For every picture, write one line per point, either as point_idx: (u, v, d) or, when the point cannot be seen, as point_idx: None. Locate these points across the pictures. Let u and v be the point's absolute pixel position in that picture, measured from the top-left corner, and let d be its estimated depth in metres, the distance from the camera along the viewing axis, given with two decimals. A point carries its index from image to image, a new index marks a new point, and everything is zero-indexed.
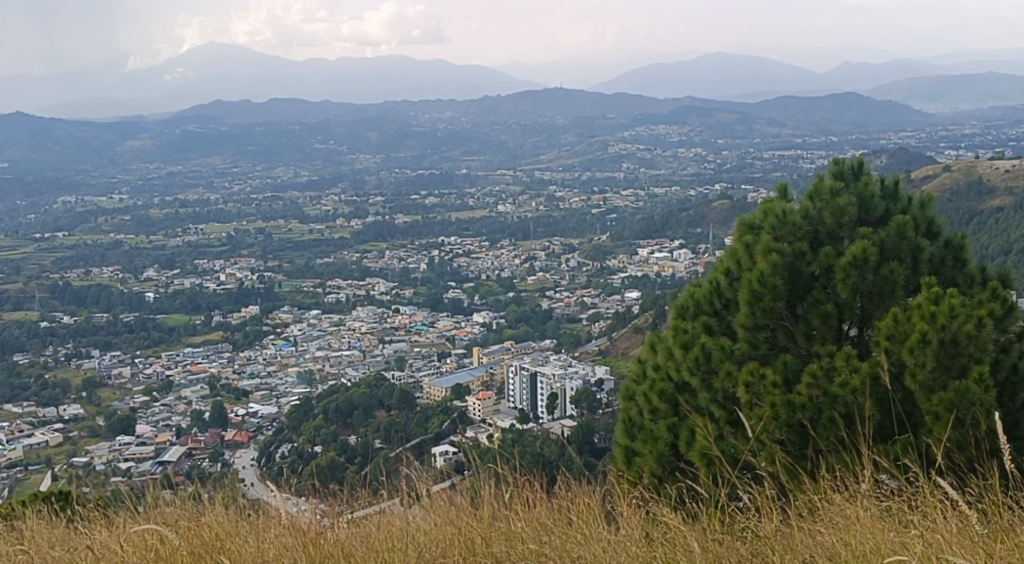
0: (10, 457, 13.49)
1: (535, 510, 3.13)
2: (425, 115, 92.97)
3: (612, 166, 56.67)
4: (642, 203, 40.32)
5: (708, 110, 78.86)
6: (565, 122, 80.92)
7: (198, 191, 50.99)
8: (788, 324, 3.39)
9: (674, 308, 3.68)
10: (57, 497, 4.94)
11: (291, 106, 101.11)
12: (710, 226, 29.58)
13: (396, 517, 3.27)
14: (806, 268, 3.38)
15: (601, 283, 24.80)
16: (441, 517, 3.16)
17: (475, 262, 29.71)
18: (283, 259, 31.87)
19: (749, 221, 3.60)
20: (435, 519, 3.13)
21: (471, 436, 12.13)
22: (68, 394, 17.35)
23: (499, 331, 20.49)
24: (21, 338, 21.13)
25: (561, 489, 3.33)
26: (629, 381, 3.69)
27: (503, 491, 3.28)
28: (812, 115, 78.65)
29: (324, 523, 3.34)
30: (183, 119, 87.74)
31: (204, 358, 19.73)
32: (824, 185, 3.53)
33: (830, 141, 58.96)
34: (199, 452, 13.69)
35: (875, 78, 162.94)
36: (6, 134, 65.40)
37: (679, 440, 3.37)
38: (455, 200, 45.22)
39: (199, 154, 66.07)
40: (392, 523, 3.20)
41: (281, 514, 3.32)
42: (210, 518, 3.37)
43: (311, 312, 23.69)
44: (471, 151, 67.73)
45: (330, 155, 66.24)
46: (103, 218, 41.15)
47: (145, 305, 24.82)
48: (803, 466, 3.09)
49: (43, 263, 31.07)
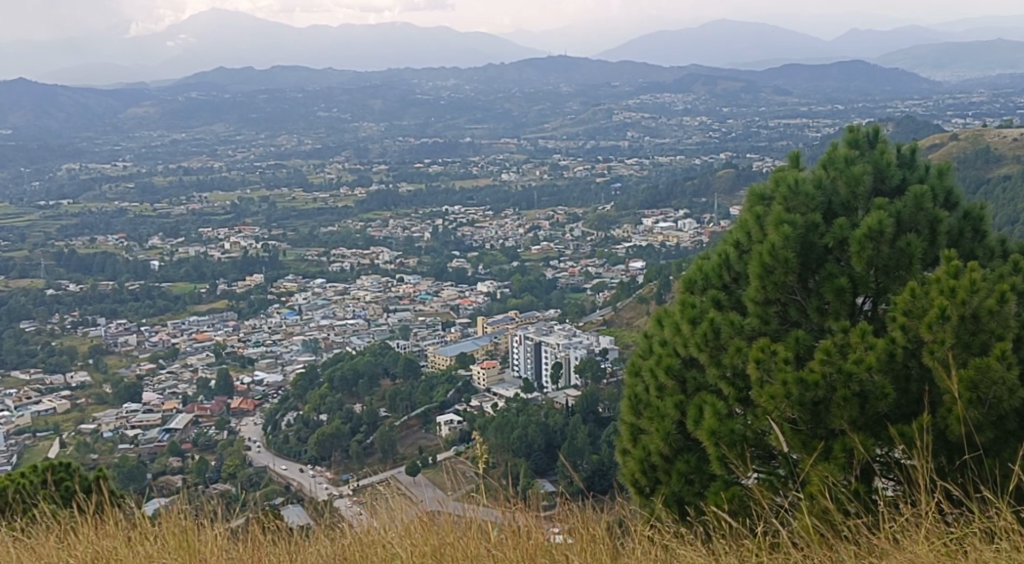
0: (18, 423, 13.47)
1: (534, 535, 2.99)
2: (429, 83, 92.59)
3: (617, 135, 56.33)
4: (647, 172, 40.11)
5: (714, 78, 78.32)
6: (570, 91, 80.56)
7: (202, 160, 50.78)
8: (799, 298, 3.27)
9: (682, 281, 3.56)
10: (57, 469, 4.81)
11: (295, 74, 100.68)
12: (714, 196, 29.39)
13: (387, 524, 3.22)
14: (818, 241, 3.26)
15: (605, 253, 24.64)
16: (432, 522, 3.11)
17: (479, 231, 29.59)
18: (287, 227, 31.76)
19: (761, 190, 3.48)
20: (421, 523, 3.10)
21: (475, 408, 12.17)
22: (75, 361, 17.33)
23: (502, 300, 20.40)
24: (28, 305, 21.08)
25: (563, 507, 3.20)
26: (636, 355, 3.56)
27: (498, 510, 3.12)
28: (820, 85, 78.15)
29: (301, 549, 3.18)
30: (185, 86, 87.41)
31: (209, 326, 19.67)
32: (839, 154, 3.39)
33: (837, 110, 58.42)
34: (205, 419, 13.66)
35: (882, 45, 161.77)
36: (10, 102, 65.37)
37: (687, 419, 3.27)
38: (458, 168, 45.00)
39: (203, 122, 65.90)
40: (370, 540, 3.06)
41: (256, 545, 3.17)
42: (181, 530, 3.23)
43: (315, 281, 23.59)
44: (475, 119, 67.35)
45: (334, 123, 65.97)
46: (107, 186, 41.06)
47: (150, 274, 24.74)
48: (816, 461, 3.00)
49: (47, 230, 31.00)
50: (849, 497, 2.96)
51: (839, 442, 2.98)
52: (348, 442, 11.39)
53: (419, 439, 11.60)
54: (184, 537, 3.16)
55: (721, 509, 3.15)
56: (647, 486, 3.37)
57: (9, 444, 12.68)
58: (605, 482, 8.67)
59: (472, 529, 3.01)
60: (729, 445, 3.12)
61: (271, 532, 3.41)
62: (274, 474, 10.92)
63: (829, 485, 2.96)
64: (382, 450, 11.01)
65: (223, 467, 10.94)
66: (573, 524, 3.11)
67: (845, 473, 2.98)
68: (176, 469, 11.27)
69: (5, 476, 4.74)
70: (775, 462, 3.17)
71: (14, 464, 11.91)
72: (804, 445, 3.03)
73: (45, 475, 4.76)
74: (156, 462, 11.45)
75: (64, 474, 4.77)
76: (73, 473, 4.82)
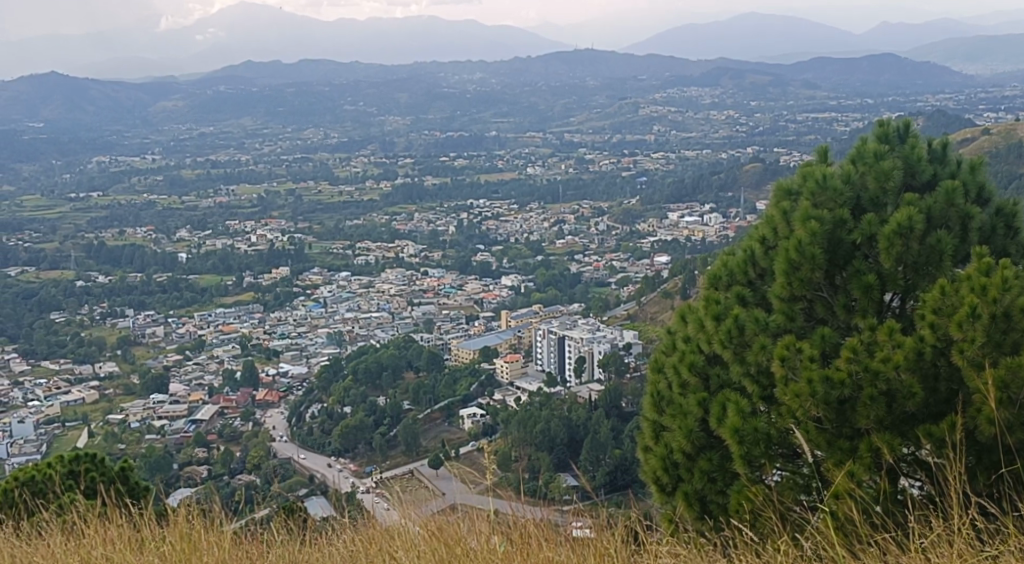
0: (48, 413, 13.55)
1: (554, 544, 2.93)
2: (455, 77, 92.62)
3: (643, 129, 56.09)
4: (673, 166, 39.95)
5: (741, 71, 77.90)
6: (596, 84, 80.39)
7: (229, 152, 50.99)
8: (827, 295, 3.21)
9: (705, 277, 3.51)
10: (82, 459, 4.80)
11: (321, 67, 100.87)
12: (741, 190, 29.25)
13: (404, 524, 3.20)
14: (846, 237, 3.20)
15: (630, 247, 24.55)
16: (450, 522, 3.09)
17: (504, 225, 29.56)
18: (313, 220, 31.86)
19: (788, 185, 3.42)
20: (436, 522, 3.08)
21: (498, 402, 12.18)
22: (103, 351, 17.42)
23: (526, 294, 20.37)
24: (58, 296, 21.21)
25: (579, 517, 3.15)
26: (659, 351, 3.51)
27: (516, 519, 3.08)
28: (848, 79, 77.63)
29: (313, 548, 3.15)
30: (213, 80, 87.84)
31: (235, 318, 19.73)
32: (869, 148, 3.33)
33: (865, 104, 57.95)
34: (230, 410, 13.69)
35: (911, 39, 160.56)
36: (41, 96, 65.85)
37: (709, 416, 3.22)
38: (484, 162, 44.96)
39: (231, 115, 66.16)
40: (383, 540, 3.03)
41: (268, 547, 3.13)
42: (198, 526, 3.21)
43: (340, 274, 23.64)
44: (501, 113, 67.28)
45: (361, 117, 66.01)
46: (135, 179, 41.30)
47: (178, 266, 24.84)
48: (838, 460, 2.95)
49: (77, 222, 31.21)
50: (873, 497, 2.92)
51: (864, 441, 2.94)
52: (372, 435, 11.42)
53: (442, 433, 11.63)
54: (195, 531, 3.14)
55: (745, 508, 3.10)
56: (669, 484, 3.32)
57: (38, 434, 12.77)
58: (627, 477, 8.75)
59: (485, 529, 2.99)
60: (752, 444, 3.08)
61: (284, 533, 3.38)
62: (299, 467, 10.97)
63: (855, 486, 2.92)
64: (405, 442, 11.03)
65: (248, 458, 10.98)
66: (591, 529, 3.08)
67: (870, 472, 2.94)
68: (202, 460, 11.33)
69: (29, 467, 4.74)
70: (799, 462, 3.13)
71: (43, 454, 11.98)
72: (830, 443, 2.98)
73: (69, 465, 4.75)
74: (182, 452, 11.49)
75: (88, 466, 4.76)
76: (97, 465, 4.81)
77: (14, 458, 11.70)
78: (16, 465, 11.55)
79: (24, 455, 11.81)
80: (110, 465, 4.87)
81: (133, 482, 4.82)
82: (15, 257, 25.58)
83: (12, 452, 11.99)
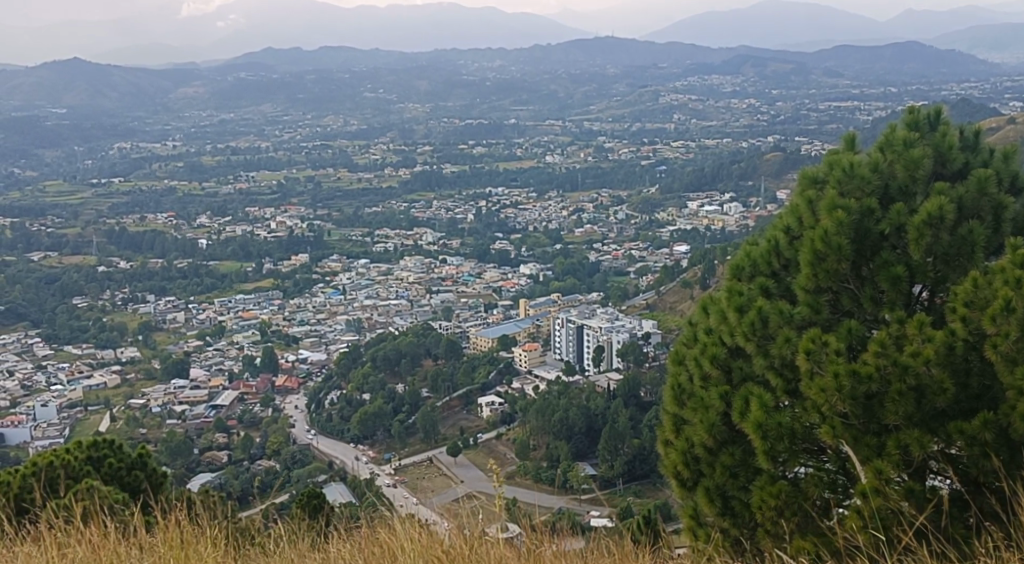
0: (71, 397, 13.58)
1: None
2: (474, 64, 92.43)
3: (663, 117, 55.77)
4: (693, 155, 39.73)
5: (763, 59, 77.37)
6: (616, 72, 80.08)
7: (249, 139, 51.05)
8: (852, 287, 3.13)
9: (728, 267, 3.43)
10: (99, 445, 4.73)
11: (341, 54, 100.75)
12: (761, 179, 28.99)
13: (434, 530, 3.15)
14: (875, 226, 3.12)
15: (649, 236, 24.41)
16: (479, 522, 3.03)
17: (522, 213, 29.45)
18: (332, 207, 31.84)
19: (813, 173, 3.33)
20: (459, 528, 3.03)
21: (517, 391, 12.18)
22: (125, 337, 17.42)
23: (544, 283, 20.28)
24: (81, 281, 21.24)
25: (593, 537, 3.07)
26: (680, 343, 3.43)
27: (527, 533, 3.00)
28: (871, 67, 76.91)
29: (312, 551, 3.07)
30: (234, 66, 87.94)
31: (255, 304, 19.72)
32: (898, 136, 3.24)
33: (889, 92, 57.41)
34: (251, 396, 13.67)
35: (936, 26, 159.06)
36: (64, 82, 66.02)
37: (731, 410, 3.14)
38: (503, 150, 44.82)
39: (251, 102, 66.29)
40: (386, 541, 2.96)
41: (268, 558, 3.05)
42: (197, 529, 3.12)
43: (359, 261, 23.60)
44: (521, 101, 67.00)
45: (380, 104, 65.91)
46: (156, 164, 41.38)
47: (198, 252, 24.84)
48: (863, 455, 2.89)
49: (99, 207, 31.31)
50: (901, 494, 2.85)
51: (893, 439, 2.86)
52: (391, 422, 11.41)
53: (460, 421, 11.69)
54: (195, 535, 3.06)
55: (768, 505, 3.06)
56: (689, 479, 3.26)
57: (60, 418, 12.79)
58: (646, 467, 9.36)
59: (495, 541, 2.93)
60: (776, 438, 3.01)
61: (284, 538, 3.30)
62: (319, 453, 11.00)
63: (883, 483, 2.85)
64: (424, 429, 11.08)
65: (267, 444, 11.01)
66: (611, 546, 3.02)
67: (899, 470, 2.86)
68: (222, 445, 11.33)
69: (47, 451, 4.67)
70: (824, 458, 3.07)
71: (66, 438, 12.02)
72: (856, 439, 2.91)
73: (88, 452, 4.68)
74: (202, 437, 11.48)
75: (105, 453, 4.69)
76: (116, 452, 4.74)
77: (37, 442, 11.74)
78: (39, 450, 11.59)
79: (47, 439, 11.85)
80: (128, 452, 4.81)
81: (150, 467, 4.78)
82: (39, 242, 25.65)
83: (36, 436, 12.04)
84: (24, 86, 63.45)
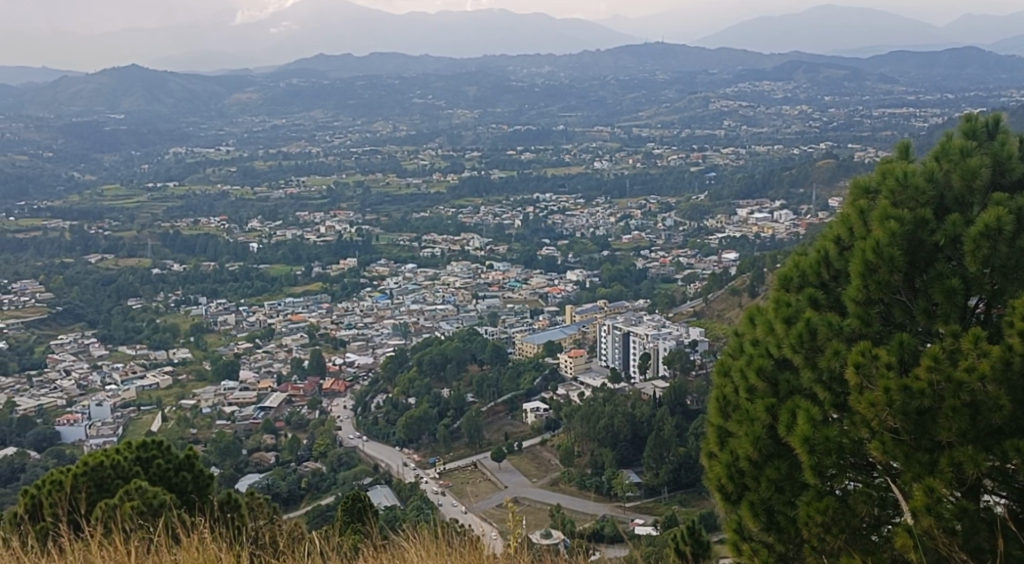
0: (124, 397, 13.71)
1: None
2: (523, 70, 92.48)
3: (713, 123, 55.41)
4: (743, 162, 39.42)
5: (816, 65, 76.67)
6: (666, 79, 79.70)
7: (301, 144, 51.41)
8: (905, 298, 3.04)
9: (776, 277, 3.37)
10: (149, 446, 4.73)
11: (391, 61, 101.27)
12: (813, 186, 28.69)
13: (479, 548, 3.07)
14: (929, 238, 3.04)
15: (697, 243, 24.24)
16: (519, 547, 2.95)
17: (570, 219, 29.40)
18: (381, 212, 31.97)
19: (865, 182, 3.26)
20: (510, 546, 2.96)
21: (562, 396, 12.15)
22: (177, 338, 17.56)
23: (591, 289, 20.21)
24: (135, 283, 21.45)
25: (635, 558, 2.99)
26: (726, 353, 3.37)
27: None
28: (927, 73, 75.90)
29: None
30: (285, 72, 88.64)
31: (304, 307, 19.81)
32: (955, 144, 3.16)
33: (945, 99, 56.63)
34: (299, 398, 13.73)
35: None
36: (122, 89, 66.95)
37: (778, 423, 3.08)
38: (551, 156, 44.78)
39: (302, 108, 66.78)
40: None
41: None
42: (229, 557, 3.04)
43: (406, 265, 23.66)
44: (569, 107, 66.91)
45: (429, 109, 66.10)
46: (210, 169, 41.79)
47: (249, 255, 25.01)
48: (914, 468, 2.83)
49: (154, 211, 31.65)
50: (953, 513, 2.78)
51: (945, 456, 2.79)
52: (436, 426, 11.40)
53: (505, 427, 11.69)
54: None
55: (815, 522, 2.99)
56: (733, 493, 3.20)
57: (114, 416, 12.92)
58: (691, 476, 9.38)
59: None
60: (823, 453, 2.94)
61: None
62: (363, 456, 11.00)
63: (935, 501, 2.78)
64: (469, 434, 11.08)
65: (314, 445, 11.04)
66: None
67: (952, 488, 2.79)
68: (270, 446, 11.37)
69: (97, 452, 4.66)
70: (874, 472, 2.99)
71: (119, 437, 12.13)
72: (908, 456, 2.84)
73: (137, 452, 4.67)
74: (251, 439, 11.52)
75: (154, 454, 4.68)
76: (164, 452, 4.73)
77: (92, 441, 11.87)
78: (93, 449, 11.71)
79: (101, 438, 11.98)
80: (176, 453, 4.77)
81: (197, 468, 4.72)
82: (96, 244, 25.96)
83: (90, 434, 12.18)
84: (82, 93, 64.39)
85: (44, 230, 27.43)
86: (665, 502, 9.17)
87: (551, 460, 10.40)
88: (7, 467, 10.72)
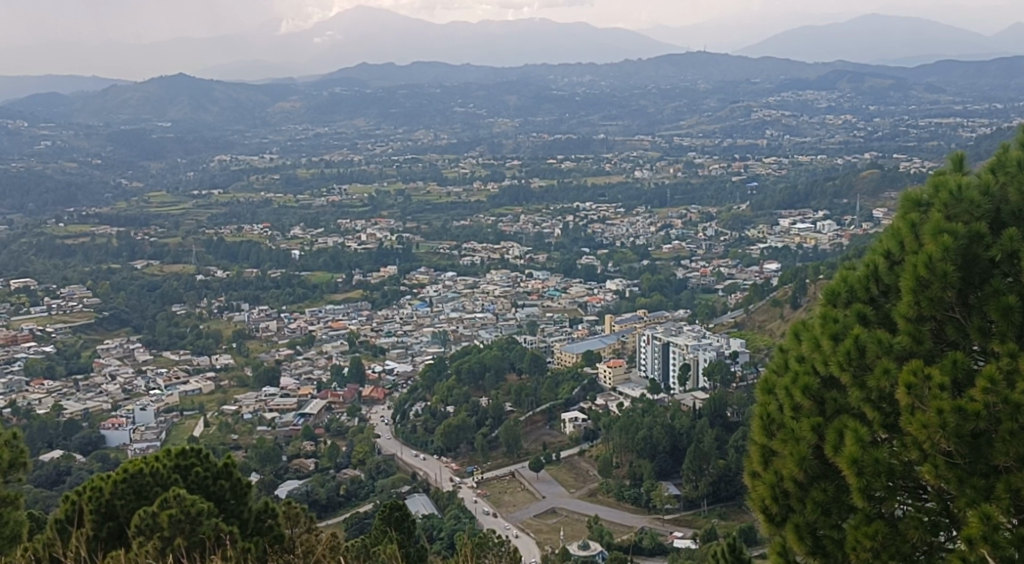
0: (168, 401, 13.76)
1: None
2: (564, 79, 92.40)
3: (755, 133, 55.03)
4: (784, 172, 39.08)
5: (860, 75, 76.00)
6: (708, 88, 79.28)
7: (343, 152, 51.58)
8: (959, 315, 2.99)
9: (823, 291, 3.32)
10: (188, 454, 4.62)
11: (433, 69, 101.53)
12: (857, 197, 28.38)
13: None
14: (983, 253, 2.98)
15: (738, 253, 24.01)
16: None
17: (610, 228, 29.27)
18: (421, 220, 31.93)
19: (916, 194, 3.20)
20: None
21: (601, 407, 12.05)
22: (220, 344, 17.59)
23: (631, 298, 20.06)
24: (180, 289, 21.54)
25: None
26: (768, 371, 3.33)
27: None
28: (974, 82, 74.96)
29: None
30: (328, 82, 89.01)
31: (344, 315, 19.84)
32: (1012, 156, 3.10)
33: (993, 108, 55.91)
34: (337, 405, 13.70)
35: None
36: (168, 97, 67.52)
37: (827, 443, 3.07)
38: (592, 165, 44.57)
39: (345, 116, 67.02)
40: None
41: None
42: None
43: (446, 274, 23.59)
44: (609, 115, 66.67)
45: (470, 119, 66.21)
46: (254, 177, 41.97)
47: (291, 263, 25.06)
48: (966, 483, 2.86)
49: (198, 218, 31.84)
50: (1010, 540, 2.79)
51: (1002, 482, 2.83)
52: (474, 435, 11.31)
53: (544, 437, 11.65)
54: None
55: (863, 547, 2.98)
56: (778, 514, 3.18)
57: (158, 421, 12.96)
58: (731, 489, 9.27)
59: None
60: (872, 475, 2.95)
61: None
62: (399, 466, 10.93)
63: (991, 526, 2.81)
64: (507, 444, 11.00)
65: (354, 452, 11.01)
66: None
67: (1010, 514, 2.82)
68: (309, 452, 11.33)
69: (136, 458, 4.57)
70: (925, 494, 2.99)
71: (163, 442, 12.17)
72: (961, 480, 2.87)
73: (175, 460, 4.57)
74: (290, 445, 11.48)
75: (192, 462, 4.57)
76: (203, 460, 4.61)
77: (135, 445, 11.92)
78: (137, 453, 11.75)
79: (145, 442, 12.03)
80: (215, 460, 4.64)
81: (234, 476, 4.58)
82: (142, 251, 26.12)
83: (134, 438, 12.23)
84: (131, 101, 64.98)
85: (92, 236, 27.67)
86: (704, 515, 9.11)
87: (589, 471, 10.32)
88: (52, 469, 10.75)
